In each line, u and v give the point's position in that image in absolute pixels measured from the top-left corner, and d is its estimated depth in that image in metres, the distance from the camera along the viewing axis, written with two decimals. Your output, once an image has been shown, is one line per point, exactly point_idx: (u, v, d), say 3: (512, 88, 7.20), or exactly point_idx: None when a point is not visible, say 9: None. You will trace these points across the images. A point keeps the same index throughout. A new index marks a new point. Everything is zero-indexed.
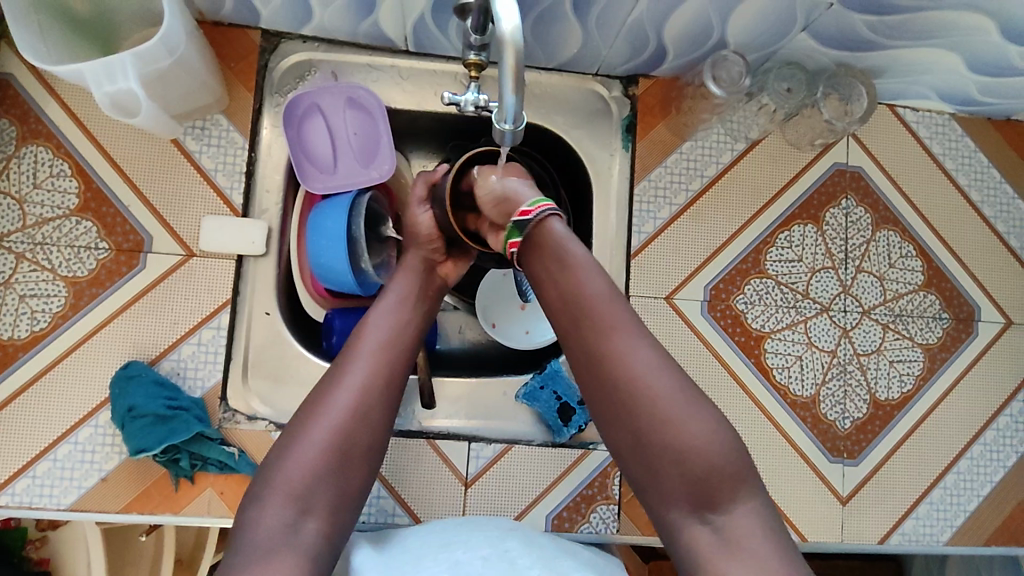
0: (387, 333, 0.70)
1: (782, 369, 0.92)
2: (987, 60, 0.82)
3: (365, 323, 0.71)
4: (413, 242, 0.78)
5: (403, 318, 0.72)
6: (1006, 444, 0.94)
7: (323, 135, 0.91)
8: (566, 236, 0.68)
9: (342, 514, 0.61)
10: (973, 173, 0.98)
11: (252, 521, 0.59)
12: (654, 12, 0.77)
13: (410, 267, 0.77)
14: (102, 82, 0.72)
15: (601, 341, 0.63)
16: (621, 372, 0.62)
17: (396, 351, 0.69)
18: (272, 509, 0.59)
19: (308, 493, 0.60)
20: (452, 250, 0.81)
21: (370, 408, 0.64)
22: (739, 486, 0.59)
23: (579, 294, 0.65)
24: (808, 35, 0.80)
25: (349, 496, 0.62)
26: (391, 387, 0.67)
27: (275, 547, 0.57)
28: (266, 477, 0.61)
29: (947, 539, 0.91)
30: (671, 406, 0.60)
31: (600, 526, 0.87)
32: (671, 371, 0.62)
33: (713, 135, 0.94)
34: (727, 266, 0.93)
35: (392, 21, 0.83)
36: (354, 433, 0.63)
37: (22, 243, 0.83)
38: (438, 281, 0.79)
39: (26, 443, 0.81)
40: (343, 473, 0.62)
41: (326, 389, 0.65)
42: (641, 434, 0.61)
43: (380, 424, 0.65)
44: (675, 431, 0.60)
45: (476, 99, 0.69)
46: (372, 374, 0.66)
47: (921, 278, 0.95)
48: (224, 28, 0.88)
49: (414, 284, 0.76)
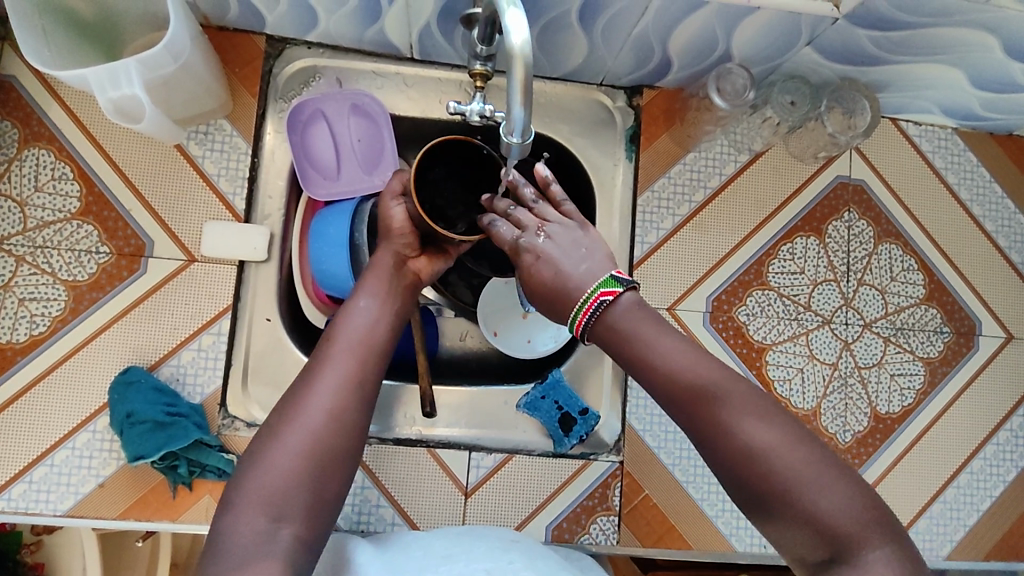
0: (360, 334, 0.68)
1: (784, 382, 0.91)
2: (990, 76, 0.82)
3: (335, 325, 0.69)
4: (385, 237, 0.77)
5: (375, 318, 0.71)
6: (1005, 459, 0.95)
7: (327, 141, 0.90)
8: (630, 314, 0.62)
9: (321, 520, 0.58)
10: (975, 188, 0.98)
11: (225, 529, 0.55)
12: (660, 24, 0.77)
13: (381, 263, 0.76)
14: (106, 87, 0.72)
15: (700, 412, 0.55)
16: (729, 444, 0.53)
17: (369, 352, 0.67)
18: (246, 514, 0.55)
19: (284, 497, 0.56)
20: (428, 246, 0.79)
21: (344, 410, 0.62)
22: (871, 538, 0.49)
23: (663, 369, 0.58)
24: (813, 49, 0.80)
25: (328, 500, 0.59)
26: (364, 387, 0.65)
27: (253, 554, 0.53)
28: (238, 484, 0.57)
29: (947, 554, 0.91)
30: (792, 467, 0.51)
31: (600, 537, 0.87)
32: (785, 427, 0.53)
33: (717, 146, 0.94)
34: (729, 277, 0.93)
35: (397, 29, 0.83)
36: (330, 435, 0.60)
37: (23, 246, 0.82)
38: (412, 276, 0.77)
39: (23, 447, 0.80)
40: (320, 477, 0.58)
41: (299, 391, 0.62)
42: (764, 507, 0.52)
43: (355, 425, 0.62)
44: (800, 498, 0.51)
45: (482, 110, 0.69)
46: (346, 375, 0.64)
47: (922, 291, 0.96)
48: (229, 33, 0.88)
49: (384, 279, 0.75)
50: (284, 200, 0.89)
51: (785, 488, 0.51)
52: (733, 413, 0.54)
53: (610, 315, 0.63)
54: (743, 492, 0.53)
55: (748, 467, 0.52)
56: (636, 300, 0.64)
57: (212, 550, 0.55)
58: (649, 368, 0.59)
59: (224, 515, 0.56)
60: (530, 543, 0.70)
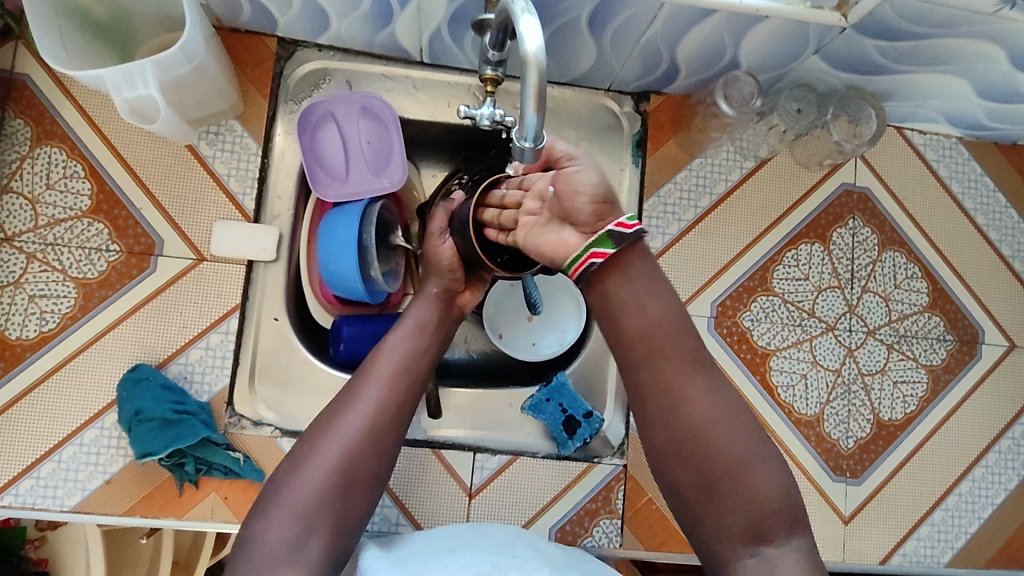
0: (404, 359, 0.70)
1: (788, 387, 0.92)
2: (995, 86, 0.83)
3: (382, 346, 0.71)
4: (435, 271, 0.77)
5: (420, 343, 0.72)
6: (1007, 467, 0.95)
7: (337, 144, 0.91)
8: (654, 263, 0.64)
9: (345, 537, 0.61)
10: (979, 197, 0.99)
11: (254, 538, 0.59)
12: (669, 32, 0.78)
13: (431, 295, 0.77)
14: (122, 88, 0.72)
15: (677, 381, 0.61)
16: (692, 415, 0.60)
17: (411, 379, 0.69)
18: (279, 524, 0.58)
19: (313, 512, 0.59)
20: (471, 278, 0.80)
21: (379, 434, 0.64)
22: (793, 530, 0.58)
23: (656, 325, 0.62)
24: (820, 58, 0.81)
25: (354, 520, 0.62)
26: (403, 413, 0.67)
27: (281, 565, 0.56)
28: (275, 492, 0.61)
29: (948, 561, 0.91)
30: (743, 450, 0.59)
31: (603, 540, 0.87)
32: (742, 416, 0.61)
33: (723, 153, 0.95)
34: (734, 282, 0.93)
35: (409, 34, 0.84)
36: (363, 458, 0.63)
37: (34, 243, 0.83)
38: (459, 310, 0.79)
39: (32, 443, 0.81)
40: (349, 496, 0.61)
41: (338, 409, 0.65)
42: (706, 473, 0.59)
43: (388, 450, 0.65)
44: (743, 476, 0.58)
45: (491, 115, 0.70)
46: (386, 400, 0.66)
47: (926, 299, 0.96)
48: (241, 35, 0.89)
49: (432, 312, 0.76)
50: (293, 201, 0.90)
51: (732, 463, 0.59)
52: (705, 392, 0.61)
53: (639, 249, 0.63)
54: (688, 456, 0.60)
55: (704, 437, 0.59)
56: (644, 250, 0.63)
57: (242, 552, 0.59)
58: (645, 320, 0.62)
59: (256, 523, 0.60)
60: (534, 537, 0.70)
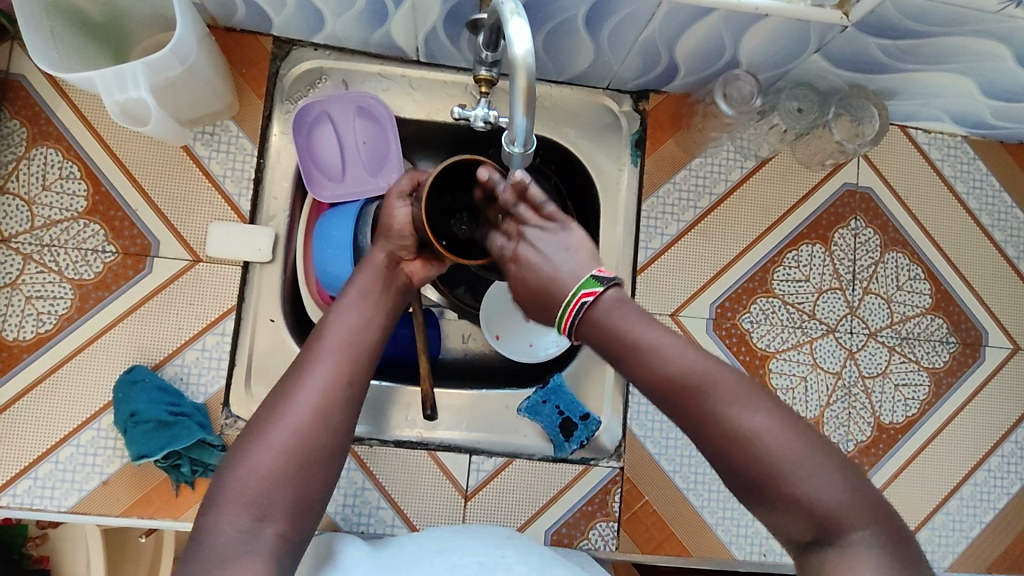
0: (350, 334, 0.68)
1: (787, 390, 0.91)
2: (1000, 85, 0.81)
3: (327, 322, 0.70)
4: (384, 234, 0.77)
5: (366, 316, 0.71)
6: (1010, 471, 0.94)
7: (333, 144, 0.91)
8: (621, 311, 0.63)
9: (302, 520, 0.59)
10: (984, 197, 0.97)
11: (209, 527, 0.57)
12: (667, 31, 0.77)
13: (375, 263, 0.76)
14: (113, 91, 0.72)
15: (697, 406, 0.57)
16: (721, 434, 0.56)
17: (359, 351, 0.68)
18: (230, 514, 0.56)
19: (267, 497, 0.57)
20: (424, 251, 0.79)
21: (331, 409, 0.62)
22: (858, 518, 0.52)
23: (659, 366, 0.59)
24: (822, 56, 0.80)
25: (311, 502, 0.60)
26: (354, 386, 0.65)
27: (237, 554, 0.55)
28: (225, 480, 0.58)
29: (949, 565, 0.90)
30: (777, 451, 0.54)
31: (599, 543, 0.87)
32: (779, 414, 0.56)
33: (723, 152, 0.94)
34: (733, 284, 0.92)
35: (404, 33, 0.83)
36: (315, 436, 0.61)
37: (29, 244, 0.83)
38: (405, 277, 0.78)
39: (28, 443, 0.81)
40: (304, 478, 0.59)
41: (286, 389, 0.63)
42: (758, 495, 0.54)
43: (341, 427, 0.63)
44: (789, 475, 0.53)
45: (486, 115, 0.70)
46: (334, 375, 0.64)
47: (929, 301, 0.95)
48: (236, 35, 0.88)
49: (378, 281, 0.75)
50: (289, 201, 0.89)
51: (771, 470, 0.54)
52: (735, 407, 0.56)
53: (604, 305, 0.64)
54: (737, 476, 0.55)
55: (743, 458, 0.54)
56: (621, 297, 0.65)
57: (197, 546, 0.56)
58: (648, 363, 0.60)
59: (208, 513, 0.57)
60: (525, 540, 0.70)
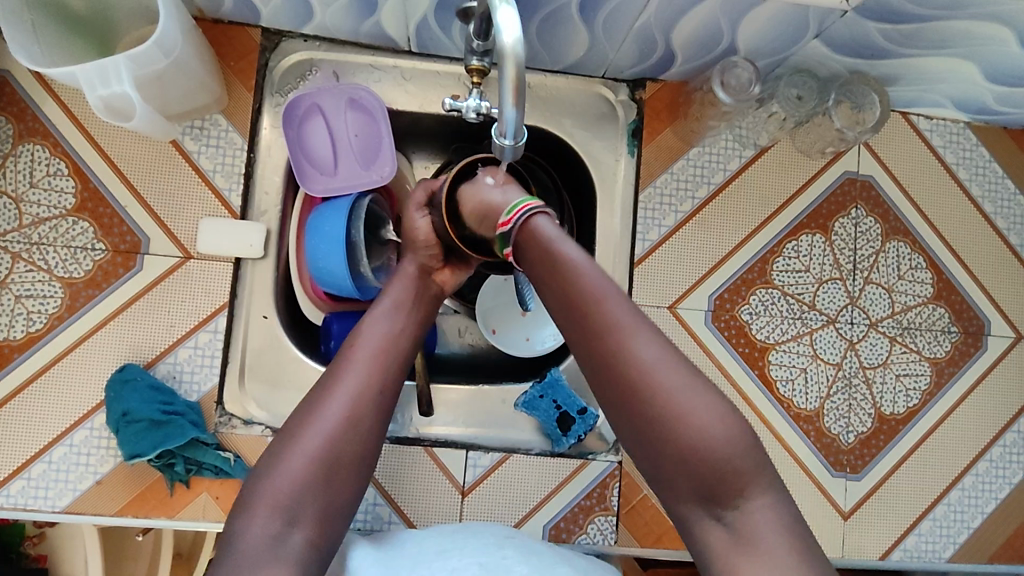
0: (384, 341, 0.69)
1: (787, 381, 0.90)
2: (1004, 69, 0.79)
3: (360, 328, 0.70)
4: (410, 247, 0.77)
5: (399, 323, 0.71)
6: (1012, 461, 0.93)
7: (324, 137, 0.89)
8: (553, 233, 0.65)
9: (329, 527, 0.61)
10: (987, 184, 0.96)
11: (239, 532, 0.59)
12: (662, 18, 0.75)
13: (407, 272, 0.76)
14: (96, 85, 0.71)
15: (601, 343, 0.60)
16: (620, 376, 0.59)
17: (391, 360, 0.68)
18: (261, 519, 0.58)
19: (296, 504, 0.59)
20: (452, 257, 0.79)
21: (362, 416, 0.64)
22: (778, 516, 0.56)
23: (581, 295, 0.61)
24: (821, 42, 0.78)
25: (338, 508, 0.62)
26: (387, 395, 0.66)
27: (265, 559, 0.57)
28: (256, 486, 0.61)
29: (950, 556, 0.90)
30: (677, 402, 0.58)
31: (598, 537, 0.86)
32: (681, 374, 0.59)
33: (722, 141, 0.92)
34: (731, 276, 0.91)
35: (395, 22, 0.82)
36: (343, 444, 0.62)
37: (18, 243, 0.82)
38: (436, 288, 0.78)
39: (22, 444, 0.80)
40: (331, 485, 0.61)
41: (319, 395, 0.64)
42: (646, 430, 0.58)
43: (372, 435, 0.64)
44: (688, 424, 0.57)
45: (478, 106, 0.68)
46: (367, 384, 0.65)
47: (931, 290, 0.94)
48: (223, 26, 0.86)
49: (410, 289, 0.75)
50: (281, 196, 0.88)
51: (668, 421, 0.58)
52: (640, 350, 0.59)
53: (536, 228, 0.66)
54: (629, 415, 0.59)
55: (639, 399, 0.58)
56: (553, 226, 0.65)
57: (225, 549, 0.58)
58: (569, 287, 0.62)
59: (235, 519, 0.59)
60: (525, 538, 0.70)
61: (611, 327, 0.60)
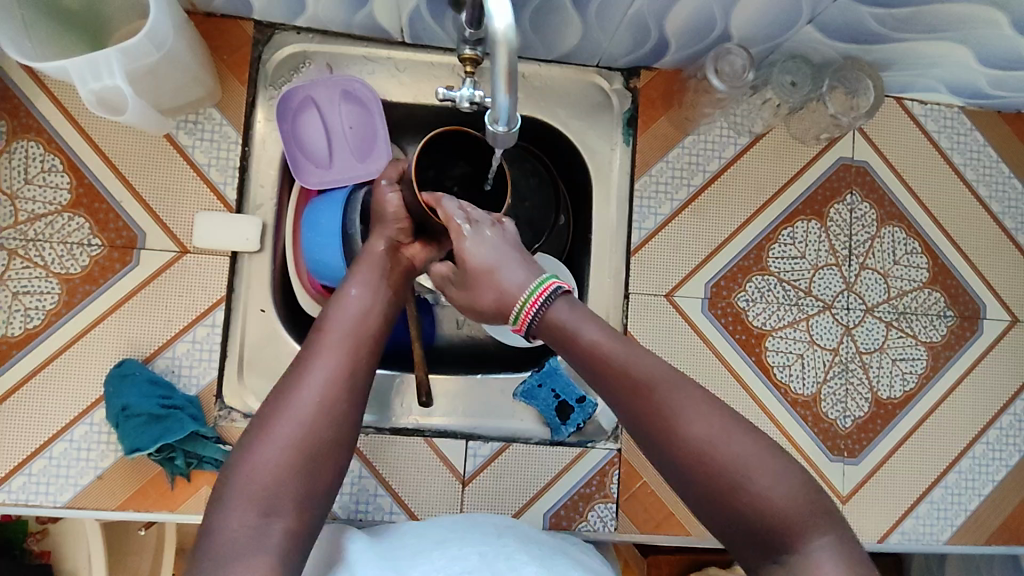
0: (352, 326, 0.70)
1: (783, 367, 0.90)
2: (998, 52, 0.79)
3: (328, 315, 0.71)
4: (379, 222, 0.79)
5: (366, 306, 0.72)
6: (1008, 443, 0.94)
7: (318, 129, 0.89)
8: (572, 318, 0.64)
9: (310, 513, 0.61)
10: (981, 168, 0.96)
11: (217, 527, 0.58)
12: (655, 6, 0.75)
13: (374, 250, 0.77)
14: (87, 78, 0.71)
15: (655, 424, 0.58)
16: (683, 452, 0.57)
17: (361, 341, 0.69)
18: (237, 513, 0.58)
19: (274, 492, 0.59)
20: (423, 235, 0.80)
21: (334, 402, 0.64)
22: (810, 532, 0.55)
23: (626, 385, 0.60)
24: (815, 27, 0.78)
25: (318, 495, 0.61)
26: (356, 377, 0.67)
27: (243, 550, 0.56)
28: (230, 478, 0.60)
29: (948, 538, 0.91)
30: (741, 464, 0.56)
31: (598, 525, 0.86)
32: (734, 429, 0.57)
33: (717, 128, 0.92)
34: (728, 263, 0.91)
35: (388, 12, 0.81)
36: (319, 428, 0.62)
37: (14, 239, 0.82)
38: (406, 261, 0.78)
39: (23, 438, 0.80)
40: (310, 471, 0.61)
41: (290, 383, 0.65)
42: (719, 504, 0.56)
43: (346, 417, 0.64)
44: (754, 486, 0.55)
45: (472, 95, 0.68)
46: (337, 367, 0.66)
47: (926, 275, 0.94)
48: (216, 20, 0.86)
49: (378, 269, 0.76)
50: (276, 189, 0.88)
51: (735, 481, 0.55)
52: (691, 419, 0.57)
53: (554, 316, 0.64)
54: (703, 492, 0.57)
55: (704, 469, 0.56)
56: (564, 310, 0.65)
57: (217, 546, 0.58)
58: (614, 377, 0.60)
59: (216, 513, 0.59)
60: (526, 529, 0.70)
61: (661, 411, 0.58)
